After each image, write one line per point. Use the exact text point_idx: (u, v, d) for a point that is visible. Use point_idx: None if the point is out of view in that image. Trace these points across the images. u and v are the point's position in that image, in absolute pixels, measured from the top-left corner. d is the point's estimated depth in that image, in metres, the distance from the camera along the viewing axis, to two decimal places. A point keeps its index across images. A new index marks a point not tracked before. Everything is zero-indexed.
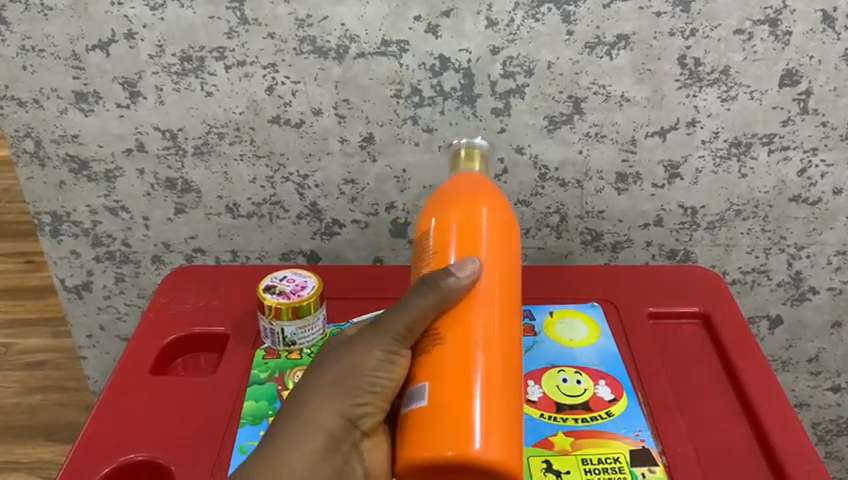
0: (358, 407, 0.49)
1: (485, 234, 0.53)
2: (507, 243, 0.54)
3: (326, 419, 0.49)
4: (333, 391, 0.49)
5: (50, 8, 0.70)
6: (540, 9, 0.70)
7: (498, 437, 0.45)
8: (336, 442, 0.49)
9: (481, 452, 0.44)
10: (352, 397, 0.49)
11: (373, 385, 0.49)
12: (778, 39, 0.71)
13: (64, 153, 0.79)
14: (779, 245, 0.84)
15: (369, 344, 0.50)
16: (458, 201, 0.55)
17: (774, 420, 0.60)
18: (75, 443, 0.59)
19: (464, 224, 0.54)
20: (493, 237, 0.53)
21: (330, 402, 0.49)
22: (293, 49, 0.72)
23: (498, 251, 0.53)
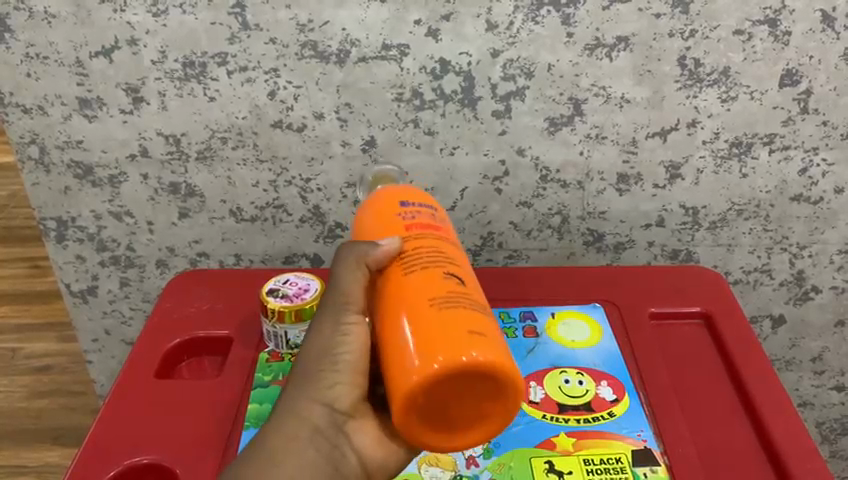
0: (331, 388, 0.45)
1: (386, 202, 0.55)
2: (422, 195, 0.56)
3: (304, 410, 0.45)
4: (300, 384, 0.46)
5: (54, 16, 0.71)
6: (539, 11, 0.70)
7: (488, 341, 0.42)
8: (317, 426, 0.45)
9: (475, 354, 0.40)
10: (323, 377, 0.45)
11: (336, 361, 0.46)
12: (778, 39, 0.72)
13: (69, 159, 0.79)
14: (781, 244, 0.84)
15: (323, 321, 0.47)
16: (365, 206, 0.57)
17: (777, 421, 0.60)
18: (81, 446, 0.60)
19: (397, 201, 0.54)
20: (399, 195, 0.55)
21: (300, 388, 0.45)
22: (295, 54, 0.73)
23: (398, 205, 0.54)
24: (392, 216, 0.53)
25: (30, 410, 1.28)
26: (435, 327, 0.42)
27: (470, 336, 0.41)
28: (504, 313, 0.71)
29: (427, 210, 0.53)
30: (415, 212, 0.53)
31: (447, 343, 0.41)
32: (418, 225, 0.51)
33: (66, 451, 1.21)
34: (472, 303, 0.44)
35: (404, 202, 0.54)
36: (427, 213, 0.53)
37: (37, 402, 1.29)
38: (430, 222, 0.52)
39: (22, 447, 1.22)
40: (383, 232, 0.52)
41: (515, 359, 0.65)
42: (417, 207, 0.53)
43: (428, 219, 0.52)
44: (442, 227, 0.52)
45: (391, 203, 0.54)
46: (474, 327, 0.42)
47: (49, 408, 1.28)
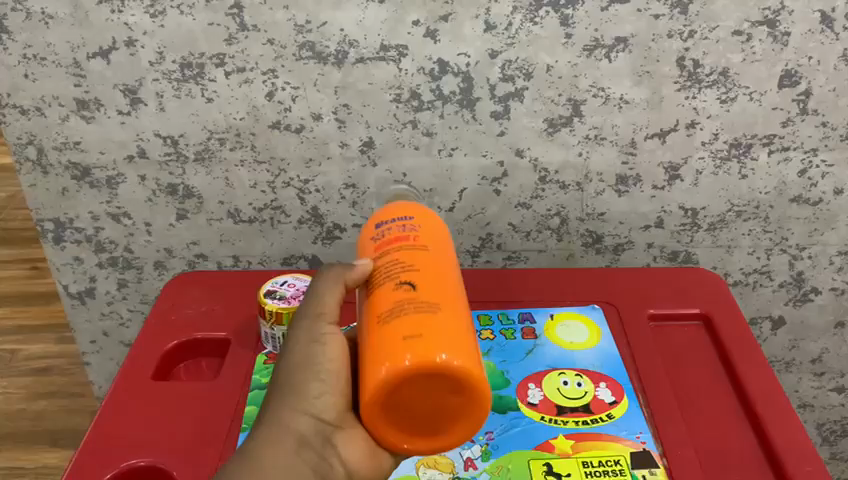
0: (317, 395, 0.46)
1: (369, 222, 0.54)
2: (405, 204, 0.53)
3: (289, 418, 0.45)
4: (283, 393, 0.46)
5: (51, 17, 0.71)
6: (538, 12, 0.70)
7: (461, 345, 0.42)
8: (304, 437, 0.44)
9: (446, 358, 0.41)
10: (309, 386, 0.46)
11: (320, 371, 0.46)
12: (777, 40, 0.72)
13: (66, 161, 0.79)
14: (780, 245, 0.84)
15: (301, 332, 0.48)
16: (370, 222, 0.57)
17: (775, 422, 0.60)
18: (78, 448, 0.60)
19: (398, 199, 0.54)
20: (380, 212, 0.54)
21: (285, 397, 0.45)
22: (293, 55, 0.73)
23: (374, 226, 0.52)
24: (368, 239, 0.52)
25: (28, 412, 1.28)
26: (379, 343, 0.43)
27: (405, 344, 0.41)
28: (503, 315, 0.70)
29: (402, 221, 0.51)
30: (388, 228, 0.51)
31: (385, 356, 0.42)
32: (386, 242, 0.50)
33: (65, 453, 1.20)
34: (422, 303, 0.44)
35: (380, 220, 0.52)
36: (402, 223, 0.51)
37: (36, 404, 1.29)
38: (401, 233, 0.49)
39: (20, 448, 1.22)
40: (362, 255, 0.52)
41: (514, 361, 0.65)
42: (393, 221, 0.51)
43: (398, 231, 0.50)
44: (413, 233, 0.49)
45: (370, 223, 0.53)
46: (409, 331, 0.42)
47: (48, 409, 1.28)
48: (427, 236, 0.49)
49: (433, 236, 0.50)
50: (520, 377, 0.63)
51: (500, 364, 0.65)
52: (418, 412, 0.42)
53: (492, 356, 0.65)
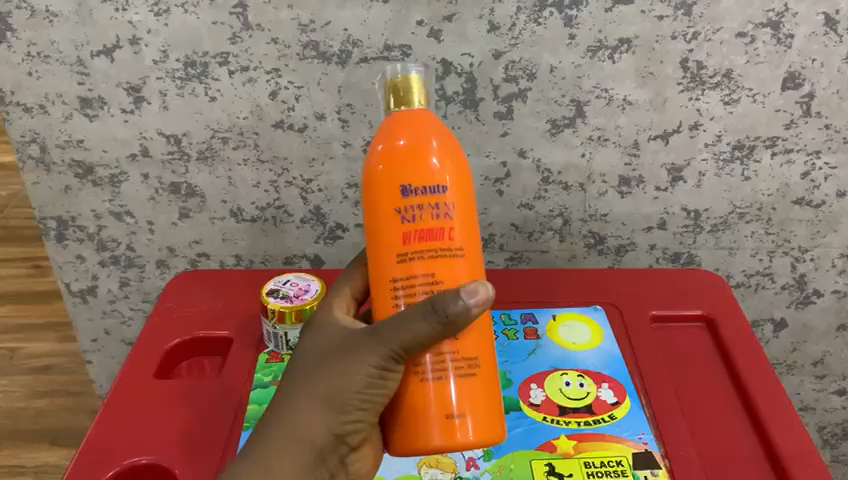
0: (348, 423, 0.47)
1: (389, 170, 0.47)
2: (433, 154, 0.47)
3: (316, 438, 0.47)
4: (322, 409, 0.46)
5: (55, 15, 0.71)
6: (542, 13, 0.70)
7: (484, 420, 0.46)
8: (323, 454, 0.47)
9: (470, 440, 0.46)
10: (347, 414, 0.46)
11: (363, 403, 0.46)
12: (781, 42, 0.72)
13: (69, 159, 0.79)
14: (783, 247, 0.84)
15: (364, 353, 0.46)
16: (381, 134, 0.48)
17: (777, 423, 0.60)
18: (80, 447, 0.60)
19: (412, 166, 0.46)
20: (399, 160, 0.46)
21: (321, 415, 0.47)
22: (297, 54, 0.73)
23: (397, 192, 0.46)
24: (390, 205, 0.46)
25: None
26: (420, 407, 0.46)
27: (449, 423, 0.45)
28: (505, 316, 0.71)
29: (433, 197, 0.46)
30: (418, 211, 0.46)
31: (420, 428, 0.46)
32: (417, 233, 0.46)
33: None
34: (459, 366, 0.46)
35: (406, 187, 0.46)
36: (434, 205, 0.46)
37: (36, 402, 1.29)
38: (435, 222, 0.46)
39: None
40: (381, 226, 0.47)
41: (516, 361, 0.65)
42: (422, 195, 0.46)
43: (432, 221, 0.46)
44: (447, 225, 0.46)
45: (391, 179, 0.46)
46: (453, 410, 0.45)
47: None
48: (460, 226, 0.47)
49: (463, 216, 0.47)
50: (522, 378, 0.63)
51: (502, 365, 0.65)
52: None
53: None
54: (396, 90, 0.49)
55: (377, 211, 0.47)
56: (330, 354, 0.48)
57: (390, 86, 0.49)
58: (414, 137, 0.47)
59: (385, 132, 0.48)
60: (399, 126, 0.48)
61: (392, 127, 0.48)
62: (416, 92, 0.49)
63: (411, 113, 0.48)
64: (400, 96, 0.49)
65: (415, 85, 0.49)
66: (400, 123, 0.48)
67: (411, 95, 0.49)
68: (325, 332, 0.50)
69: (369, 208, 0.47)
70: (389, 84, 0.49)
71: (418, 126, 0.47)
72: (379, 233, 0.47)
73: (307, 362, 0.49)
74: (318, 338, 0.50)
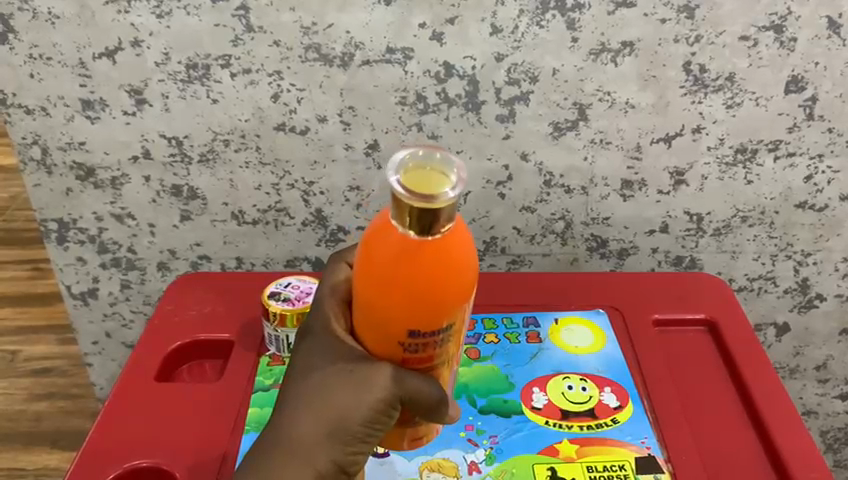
0: (352, 453, 0.46)
1: (396, 311, 0.40)
2: (450, 301, 0.40)
3: (320, 466, 0.45)
4: (327, 437, 0.45)
5: (57, 17, 0.71)
6: (544, 16, 0.70)
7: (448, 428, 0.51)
8: None
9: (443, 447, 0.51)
10: (352, 443, 0.45)
11: (368, 435, 0.45)
12: (784, 45, 0.72)
13: (71, 161, 0.79)
14: (785, 251, 0.84)
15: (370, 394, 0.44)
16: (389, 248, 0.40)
17: (780, 428, 0.60)
18: (79, 450, 0.59)
19: (425, 311, 0.40)
20: (411, 307, 0.40)
21: (327, 443, 0.45)
22: (299, 57, 0.73)
23: (403, 329, 0.41)
24: (393, 336, 0.42)
25: None
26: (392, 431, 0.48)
27: (410, 443, 0.49)
28: (507, 319, 0.70)
29: (439, 336, 0.42)
30: (423, 345, 0.42)
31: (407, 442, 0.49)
32: (417, 359, 0.43)
33: None
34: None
35: (414, 330, 0.41)
36: (439, 340, 0.42)
37: None
38: (436, 351, 0.43)
39: None
40: (380, 340, 0.43)
41: (518, 364, 0.65)
42: (431, 336, 0.42)
43: (434, 350, 0.43)
44: (448, 348, 0.44)
45: (398, 320, 0.41)
46: (418, 436, 0.49)
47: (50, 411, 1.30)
48: (457, 339, 0.44)
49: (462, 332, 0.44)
50: (524, 382, 0.63)
51: (504, 368, 0.64)
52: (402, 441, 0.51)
53: (496, 360, 0.65)
54: (421, 219, 0.38)
55: (377, 326, 0.42)
56: (336, 378, 0.45)
57: (409, 206, 0.38)
58: (430, 277, 0.39)
59: (395, 254, 0.39)
60: (414, 265, 0.39)
61: (409, 254, 0.39)
62: (445, 219, 0.39)
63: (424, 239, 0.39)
64: (422, 223, 0.38)
65: (448, 211, 0.38)
66: (417, 258, 0.39)
67: (439, 221, 0.39)
68: (327, 346, 0.47)
69: (369, 317, 0.42)
70: (408, 207, 0.38)
71: (437, 279, 0.39)
72: (375, 342, 0.43)
73: (310, 384, 0.46)
74: (320, 357, 0.47)
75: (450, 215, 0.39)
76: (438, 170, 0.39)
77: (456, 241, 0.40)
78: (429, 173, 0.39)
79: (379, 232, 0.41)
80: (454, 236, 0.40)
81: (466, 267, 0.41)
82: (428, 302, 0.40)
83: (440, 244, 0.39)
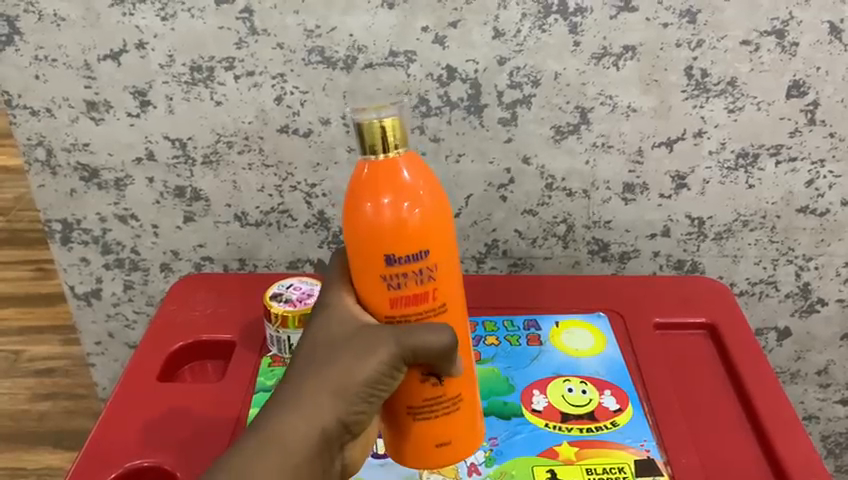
0: (357, 412, 0.46)
1: (371, 240, 0.44)
2: (421, 225, 0.44)
3: (325, 422, 0.45)
4: (334, 395, 0.45)
5: (63, 19, 0.71)
6: (546, 20, 0.71)
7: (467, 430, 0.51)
8: (329, 441, 0.45)
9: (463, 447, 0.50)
10: (358, 402, 0.45)
11: (373, 395, 0.46)
12: (785, 50, 0.72)
13: (75, 162, 0.79)
14: (787, 256, 0.84)
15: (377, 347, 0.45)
16: (359, 188, 0.44)
17: (780, 432, 0.59)
18: (80, 451, 0.59)
19: (396, 234, 0.44)
20: (385, 232, 0.44)
21: (333, 400, 0.45)
22: (302, 59, 0.73)
23: (382, 261, 0.44)
24: (376, 272, 0.45)
25: None
26: (411, 438, 0.49)
27: (437, 450, 0.49)
28: (508, 322, 0.71)
29: (416, 263, 0.45)
30: (406, 280, 0.45)
31: (431, 438, 0.49)
32: (404, 297, 0.45)
33: None
34: (448, 403, 0.48)
35: (391, 257, 0.44)
36: (421, 274, 0.45)
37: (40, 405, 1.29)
38: (422, 285, 0.45)
39: None
40: (369, 286, 0.46)
41: (518, 367, 0.65)
42: (408, 262, 0.44)
43: (418, 285, 0.45)
44: (433, 283, 0.46)
45: (379, 252, 0.44)
46: (442, 439, 0.49)
47: (53, 411, 1.30)
48: (445, 282, 0.47)
49: (447, 271, 0.47)
50: (524, 384, 0.63)
51: (505, 371, 0.65)
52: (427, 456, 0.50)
53: (497, 362, 0.66)
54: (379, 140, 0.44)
55: (362, 269, 0.45)
56: (343, 339, 0.46)
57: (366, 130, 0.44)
58: (392, 201, 0.44)
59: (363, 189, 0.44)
60: (381, 193, 0.44)
61: (374, 184, 0.44)
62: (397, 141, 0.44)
63: (383, 169, 0.44)
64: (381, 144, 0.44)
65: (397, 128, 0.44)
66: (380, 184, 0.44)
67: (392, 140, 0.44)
68: (335, 317, 0.47)
69: (354, 263, 0.46)
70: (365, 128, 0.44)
71: (398, 202, 0.44)
72: (364, 291, 0.46)
73: (315, 352, 0.47)
74: (325, 324, 0.48)
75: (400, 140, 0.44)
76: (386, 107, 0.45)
77: (414, 169, 0.45)
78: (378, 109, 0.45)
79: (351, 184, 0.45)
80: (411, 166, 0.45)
81: (428, 191, 0.45)
82: (395, 224, 0.44)
83: (399, 171, 0.44)
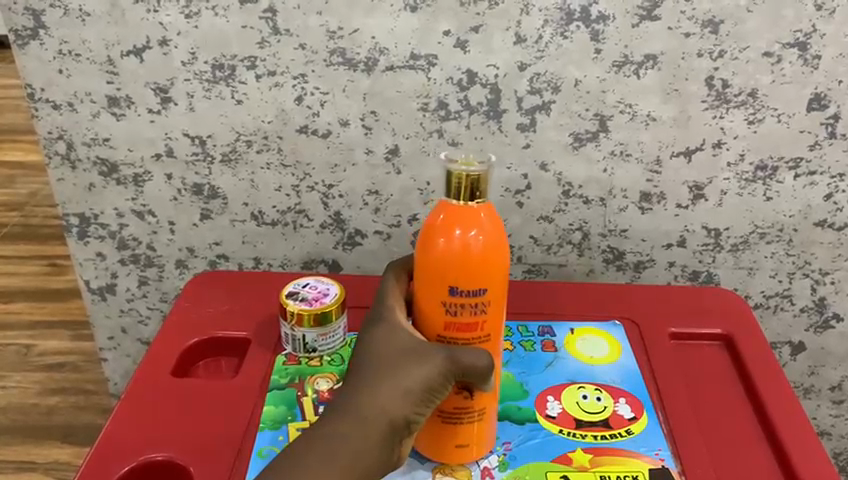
0: (419, 410, 0.50)
1: (442, 268, 0.50)
2: (486, 264, 0.49)
3: (394, 415, 0.48)
4: (399, 391, 0.49)
5: (88, 14, 0.72)
6: (568, 27, 0.71)
7: (487, 438, 0.56)
8: (395, 434, 0.49)
9: (478, 449, 0.56)
10: (422, 399, 0.49)
11: (432, 396, 0.50)
12: (807, 63, 0.72)
13: (95, 157, 0.80)
14: (803, 269, 0.84)
15: (436, 355, 0.50)
16: (440, 221, 0.50)
17: (796, 445, 0.59)
18: (95, 443, 0.59)
19: (464, 270, 0.49)
20: (450, 271, 0.49)
21: (401, 396, 0.49)
22: (323, 60, 0.73)
23: (446, 288, 0.50)
24: (437, 300, 0.51)
25: (40, 407, 1.28)
26: (438, 433, 0.55)
27: (455, 450, 0.55)
28: (522, 327, 0.71)
29: (475, 297, 0.50)
30: (463, 314, 0.51)
31: (451, 435, 0.55)
32: (456, 321, 0.51)
33: (75, 449, 1.20)
34: (475, 413, 0.54)
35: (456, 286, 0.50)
36: (475, 311, 0.51)
37: (48, 399, 1.29)
38: (475, 318, 0.51)
39: (29, 442, 1.21)
40: (428, 311, 0.52)
41: (532, 372, 0.65)
42: (469, 296, 0.50)
43: (472, 316, 0.51)
44: (484, 318, 0.51)
45: (442, 285, 0.50)
46: (460, 442, 0.55)
47: (60, 406, 1.27)
48: (494, 320, 0.52)
49: (500, 310, 0.52)
50: (539, 389, 0.63)
51: (519, 375, 0.65)
52: (445, 452, 0.56)
53: (511, 367, 0.65)
54: (465, 190, 0.49)
55: (426, 290, 0.51)
56: (406, 344, 0.51)
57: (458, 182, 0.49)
58: (470, 243, 0.49)
59: (439, 227, 0.50)
60: (459, 237, 0.49)
61: (452, 222, 0.49)
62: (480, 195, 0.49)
63: (465, 213, 0.49)
64: (465, 193, 0.49)
65: (484, 181, 0.49)
66: (455, 228, 0.49)
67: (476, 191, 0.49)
68: (394, 331, 0.52)
69: (421, 282, 0.51)
70: (456, 178, 0.49)
71: (471, 246, 0.49)
72: (424, 315, 0.52)
73: (376, 356, 0.51)
74: (386, 334, 0.52)
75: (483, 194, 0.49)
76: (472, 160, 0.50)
77: (489, 220, 0.50)
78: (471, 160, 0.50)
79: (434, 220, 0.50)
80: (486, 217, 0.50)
81: (499, 242, 0.50)
82: (467, 262, 0.49)
83: (476, 216, 0.49)
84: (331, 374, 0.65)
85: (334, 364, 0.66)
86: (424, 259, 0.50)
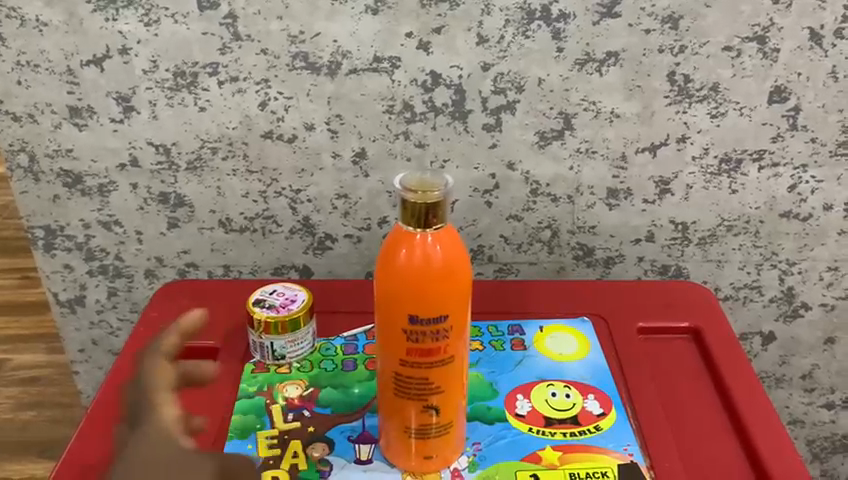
0: None
1: (404, 286, 0.50)
2: (447, 279, 0.49)
3: None
4: None
5: (45, 24, 0.71)
6: (530, 26, 0.71)
7: (454, 449, 0.56)
8: None
9: (447, 460, 0.56)
10: None
11: None
12: (767, 56, 0.73)
13: (58, 168, 0.79)
14: (770, 260, 0.84)
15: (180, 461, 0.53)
16: (402, 239, 0.50)
17: (762, 434, 0.60)
18: (61, 458, 0.59)
19: (427, 287, 0.49)
20: (411, 288, 0.49)
21: None
22: (286, 65, 0.73)
23: (409, 307, 0.50)
24: (400, 318, 0.50)
25: (15, 422, 1.26)
26: (406, 444, 0.55)
27: (422, 460, 0.55)
28: (492, 327, 0.71)
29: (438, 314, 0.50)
30: (423, 330, 0.51)
31: (418, 449, 0.55)
32: (419, 339, 0.51)
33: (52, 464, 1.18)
34: (443, 426, 0.54)
35: (419, 305, 0.50)
36: (436, 328, 0.51)
37: (23, 414, 1.27)
38: (438, 335, 0.51)
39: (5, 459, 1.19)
40: (388, 328, 0.52)
41: (502, 371, 0.65)
42: (432, 313, 0.50)
43: (436, 334, 0.51)
44: (449, 334, 0.51)
45: (402, 304, 0.50)
46: (428, 453, 0.55)
47: (36, 420, 1.25)
48: (459, 335, 0.52)
49: (462, 326, 0.52)
50: (508, 388, 0.63)
51: (489, 375, 0.65)
52: (413, 464, 0.56)
53: (481, 367, 0.66)
54: (420, 213, 0.49)
55: (389, 310, 0.51)
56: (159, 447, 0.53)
57: (415, 205, 0.49)
58: (431, 260, 0.49)
59: (399, 246, 0.50)
60: (419, 254, 0.49)
61: (412, 239, 0.50)
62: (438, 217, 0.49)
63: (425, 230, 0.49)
64: (420, 218, 0.49)
65: (441, 206, 0.49)
66: (415, 245, 0.49)
67: (433, 215, 0.49)
68: (153, 433, 0.54)
69: (383, 300, 0.51)
70: (410, 205, 0.49)
71: (433, 262, 0.49)
72: (385, 331, 0.52)
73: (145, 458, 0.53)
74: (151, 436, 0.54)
75: (441, 216, 0.49)
76: (431, 182, 0.49)
77: (448, 237, 0.50)
78: (427, 181, 0.49)
79: (394, 239, 0.50)
80: (445, 232, 0.50)
81: (459, 257, 0.50)
82: (428, 279, 0.49)
83: (437, 234, 0.50)
84: (300, 381, 0.64)
85: (303, 371, 0.66)
86: (386, 279, 0.50)
